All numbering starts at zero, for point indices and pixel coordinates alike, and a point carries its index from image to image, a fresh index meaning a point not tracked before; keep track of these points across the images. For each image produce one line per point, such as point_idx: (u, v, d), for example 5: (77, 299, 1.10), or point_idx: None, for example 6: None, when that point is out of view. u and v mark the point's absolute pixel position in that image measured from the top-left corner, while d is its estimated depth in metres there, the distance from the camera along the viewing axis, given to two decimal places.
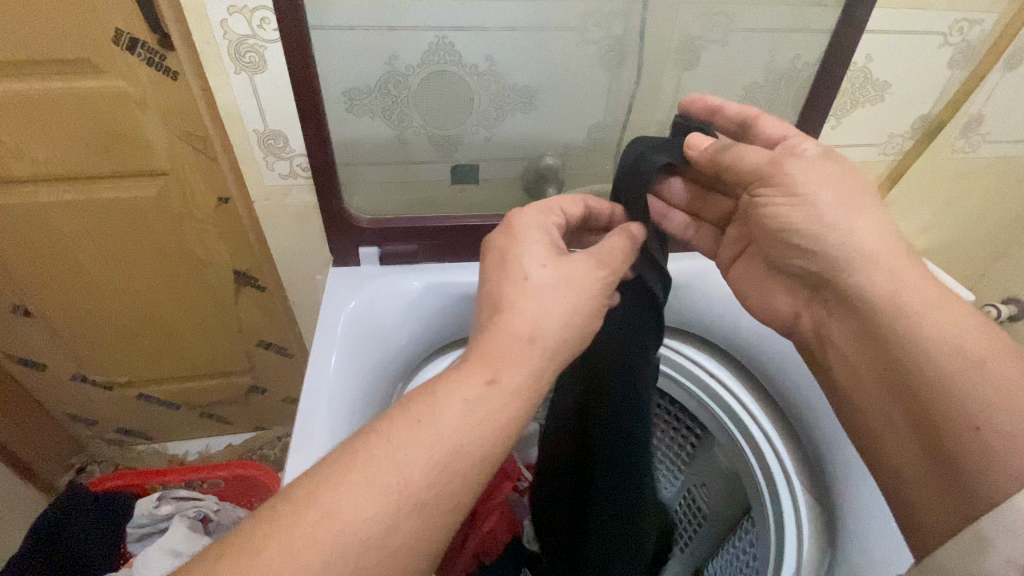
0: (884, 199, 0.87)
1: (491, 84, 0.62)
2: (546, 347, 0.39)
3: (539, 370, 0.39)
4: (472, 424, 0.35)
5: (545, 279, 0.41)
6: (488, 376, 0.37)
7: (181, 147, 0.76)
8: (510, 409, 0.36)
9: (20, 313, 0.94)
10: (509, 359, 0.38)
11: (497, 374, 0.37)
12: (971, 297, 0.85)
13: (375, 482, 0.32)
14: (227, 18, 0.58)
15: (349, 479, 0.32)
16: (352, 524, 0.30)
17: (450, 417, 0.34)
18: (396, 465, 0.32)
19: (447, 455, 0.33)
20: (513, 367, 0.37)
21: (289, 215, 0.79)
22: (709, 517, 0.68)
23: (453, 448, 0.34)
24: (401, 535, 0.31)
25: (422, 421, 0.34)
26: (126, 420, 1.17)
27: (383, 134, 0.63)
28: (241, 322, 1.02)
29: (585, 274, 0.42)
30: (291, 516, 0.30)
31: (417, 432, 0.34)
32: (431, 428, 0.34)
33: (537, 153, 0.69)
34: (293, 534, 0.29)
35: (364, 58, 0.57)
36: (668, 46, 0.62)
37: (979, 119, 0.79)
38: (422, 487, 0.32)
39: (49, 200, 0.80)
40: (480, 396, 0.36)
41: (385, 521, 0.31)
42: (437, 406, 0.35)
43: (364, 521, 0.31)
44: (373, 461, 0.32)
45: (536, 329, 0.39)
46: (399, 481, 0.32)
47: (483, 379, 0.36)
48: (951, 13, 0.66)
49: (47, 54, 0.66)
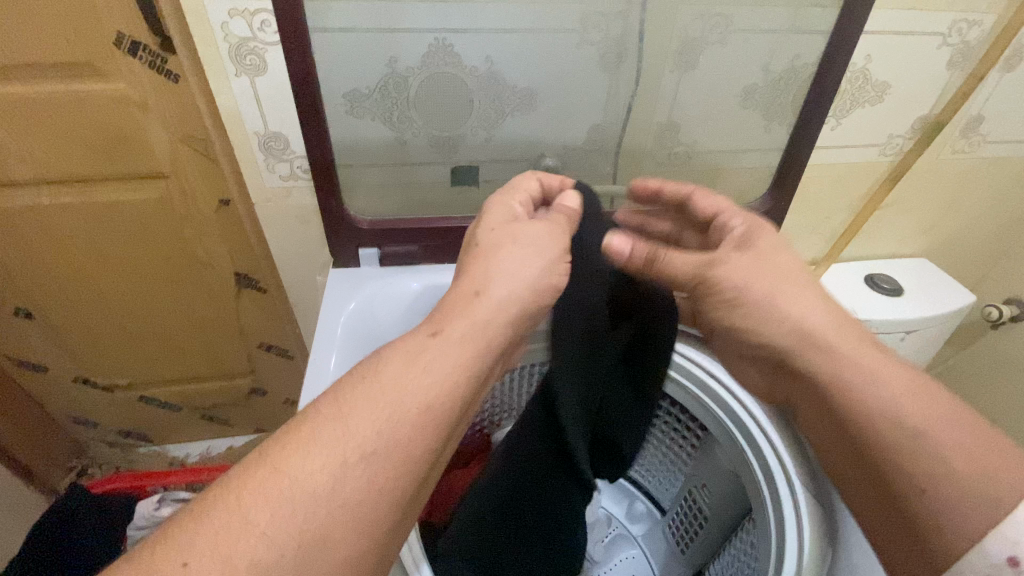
0: (885, 200, 0.87)
1: (491, 86, 0.62)
2: (496, 303, 0.38)
3: (486, 320, 0.37)
4: (415, 377, 0.33)
5: (493, 241, 0.42)
6: (432, 330, 0.36)
7: (181, 149, 0.76)
8: (459, 359, 0.35)
9: (21, 315, 0.95)
10: (457, 314, 0.37)
11: (441, 327, 0.36)
12: (972, 297, 0.85)
13: (317, 448, 0.30)
14: (228, 21, 0.59)
15: (296, 447, 0.30)
16: (301, 477, 0.29)
17: (392, 367, 0.34)
18: (342, 426, 0.31)
19: (388, 411, 0.32)
20: (454, 318, 0.37)
21: (289, 217, 0.79)
22: (710, 518, 0.68)
23: (398, 401, 0.32)
24: (351, 487, 0.29)
25: (366, 378, 0.33)
26: (126, 422, 1.17)
27: (383, 136, 0.63)
28: (242, 323, 1.02)
29: (537, 237, 0.42)
30: (244, 489, 0.28)
31: (362, 387, 0.33)
32: (374, 380, 0.33)
33: (536, 154, 0.69)
34: (240, 514, 0.27)
35: (364, 61, 0.57)
36: (668, 47, 0.62)
37: (978, 119, 0.79)
38: (366, 445, 0.30)
39: (50, 202, 0.80)
40: (423, 347, 0.35)
41: (334, 476, 0.29)
42: (386, 366, 0.34)
43: (316, 490, 0.29)
44: (317, 430, 0.30)
45: (484, 287, 0.39)
46: (346, 438, 0.30)
47: (427, 332, 0.36)
48: (950, 14, 0.67)
49: (49, 57, 0.67)
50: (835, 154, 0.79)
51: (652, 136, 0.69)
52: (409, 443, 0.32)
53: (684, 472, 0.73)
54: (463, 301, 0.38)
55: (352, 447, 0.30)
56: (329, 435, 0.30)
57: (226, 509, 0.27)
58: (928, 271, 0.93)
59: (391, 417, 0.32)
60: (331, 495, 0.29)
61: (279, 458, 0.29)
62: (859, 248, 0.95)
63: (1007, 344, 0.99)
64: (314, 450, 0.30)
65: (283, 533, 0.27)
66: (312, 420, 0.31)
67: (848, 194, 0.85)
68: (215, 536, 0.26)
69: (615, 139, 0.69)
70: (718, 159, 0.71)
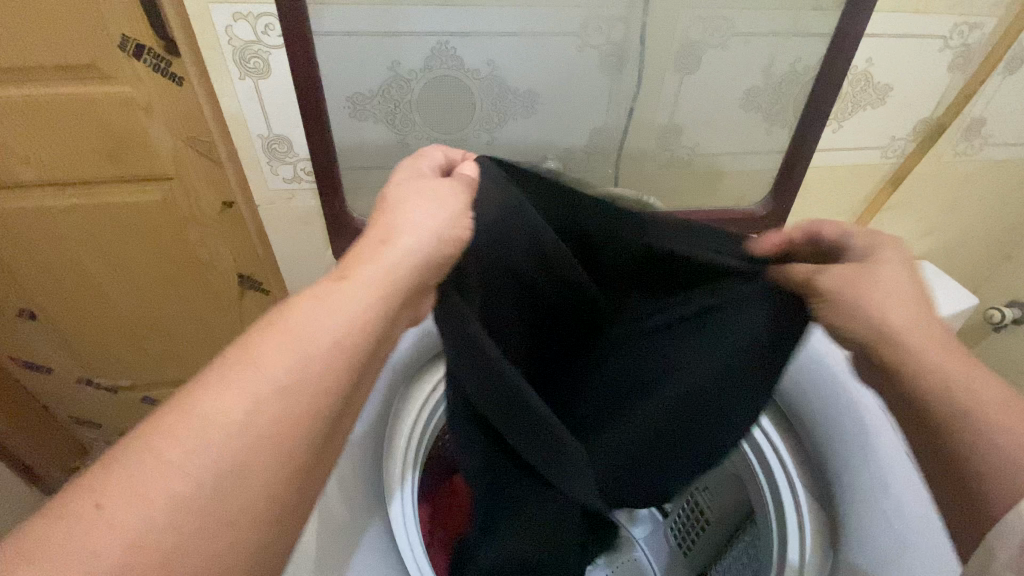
0: (887, 203, 0.87)
1: (493, 88, 0.62)
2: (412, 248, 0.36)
3: (399, 266, 0.35)
4: (326, 314, 0.31)
5: (399, 194, 0.38)
6: (336, 274, 0.34)
7: (185, 151, 0.77)
8: (370, 297, 0.33)
9: (25, 317, 0.95)
10: (362, 258, 0.35)
11: (345, 271, 0.34)
12: (974, 300, 0.85)
13: (225, 395, 0.27)
14: (231, 25, 0.59)
15: (197, 402, 0.27)
16: (209, 416, 0.26)
17: (299, 313, 0.31)
18: (249, 372, 0.28)
19: (301, 351, 0.29)
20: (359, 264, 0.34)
21: (292, 219, 0.79)
22: (712, 521, 0.68)
23: (309, 337, 0.30)
24: (266, 421, 0.27)
25: (271, 323, 0.30)
26: (130, 423, 1.17)
27: (385, 138, 0.63)
28: (244, 324, 1.02)
29: (448, 191, 0.39)
30: (138, 455, 0.25)
31: (268, 333, 0.30)
32: (280, 327, 0.30)
33: (539, 157, 0.69)
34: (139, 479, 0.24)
35: (367, 63, 0.58)
36: (669, 50, 0.62)
37: (980, 122, 0.79)
38: (284, 386, 0.28)
39: (55, 204, 0.81)
40: (327, 290, 0.32)
41: (245, 412, 0.27)
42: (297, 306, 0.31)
43: (233, 425, 0.26)
44: (224, 381, 0.27)
45: (391, 231, 0.36)
46: (256, 375, 0.28)
47: (331, 277, 0.33)
48: (951, 17, 0.67)
49: (55, 60, 0.67)
50: (836, 156, 0.79)
51: (654, 139, 0.69)
52: (326, 378, 0.30)
53: None
54: (370, 251, 0.35)
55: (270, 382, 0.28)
56: (242, 371, 0.28)
57: (133, 456, 0.25)
58: (930, 273, 0.93)
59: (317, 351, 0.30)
60: (256, 424, 0.27)
61: (190, 399, 0.27)
62: None
63: (1009, 347, 0.99)
64: (226, 387, 0.27)
65: (205, 471, 0.25)
66: (222, 361, 0.29)
67: (850, 196, 0.85)
68: (125, 484, 0.24)
69: (617, 142, 0.69)
70: (720, 161, 0.71)
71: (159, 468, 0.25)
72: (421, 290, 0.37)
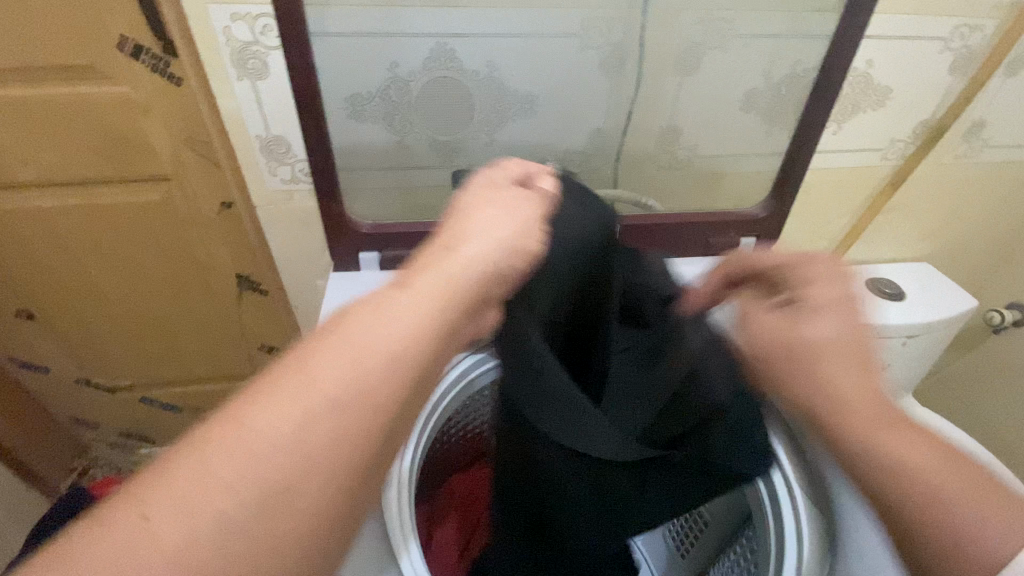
0: (888, 204, 0.87)
1: (492, 90, 0.62)
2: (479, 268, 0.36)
3: (461, 280, 0.35)
4: (388, 329, 0.30)
5: (468, 205, 0.39)
6: (397, 282, 0.33)
7: (183, 151, 0.77)
8: (430, 311, 0.32)
9: (24, 317, 0.95)
10: (424, 266, 0.35)
11: (405, 279, 0.34)
12: (973, 302, 0.85)
13: (283, 400, 0.27)
14: (230, 25, 0.59)
15: (250, 411, 0.27)
16: (263, 432, 0.26)
17: (360, 323, 0.31)
18: (304, 387, 0.27)
19: (354, 365, 0.29)
20: (417, 279, 0.34)
21: (290, 220, 0.79)
22: (710, 523, 0.67)
23: (364, 348, 0.29)
24: (318, 436, 0.27)
25: (326, 333, 0.30)
26: (128, 423, 1.17)
27: (384, 140, 0.63)
28: (243, 325, 1.02)
29: (519, 204, 0.40)
30: (186, 465, 0.25)
31: (324, 342, 0.30)
32: (335, 334, 0.30)
33: (538, 158, 0.69)
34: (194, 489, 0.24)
35: (366, 64, 0.58)
36: (669, 52, 0.62)
37: (981, 124, 0.79)
38: (334, 402, 0.27)
39: (54, 204, 0.81)
40: (386, 300, 0.32)
41: (296, 425, 0.26)
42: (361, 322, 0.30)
43: (281, 436, 0.26)
44: (281, 390, 0.27)
45: (456, 243, 0.36)
46: (310, 388, 0.27)
47: (391, 285, 0.33)
48: (952, 19, 0.67)
49: (53, 60, 0.67)
50: (836, 159, 0.79)
51: (653, 140, 0.69)
52: (379, 389, 0.29)
53: None
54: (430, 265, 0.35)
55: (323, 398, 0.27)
56: (296, 387, 0.27)
57: (193, 463, 0.25)
58: (929, 275, 0.93)
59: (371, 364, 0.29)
60: (304, 439, 0.26)
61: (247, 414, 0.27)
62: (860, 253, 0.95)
63: (1009, 350, 0.99)
64: (282, 398, 0.27)
65: (252, 485, 0.25)
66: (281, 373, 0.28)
67: (850, 198, 0.85)
68: (179, 493, 0.24)
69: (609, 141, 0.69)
70: (719, 164, 0.71)
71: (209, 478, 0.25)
72: (476, 303, 0.36)
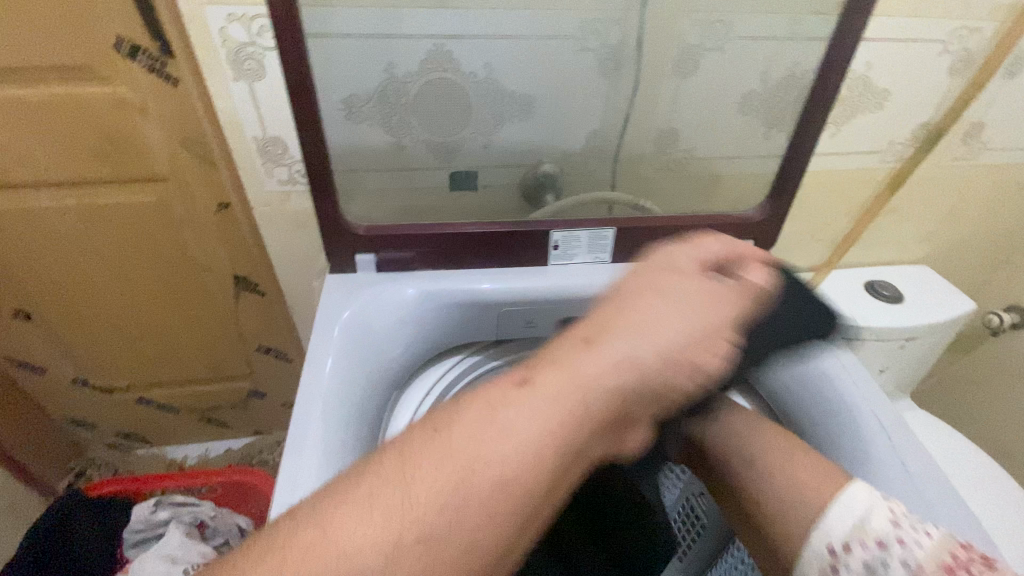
0: (886, 207, 0.86)
1: (489, 91, 0.62)
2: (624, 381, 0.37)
3: (589, 386, 0.36)
4: (508, 441, 0.33)
5: (629, 302, 0.43)
6: (520, 379, 0.36)
7: (180, 152, 0.76)
8: (548, 420, 0.34)
9: (20, 318, 0.95)
10: (553, 365, 0.37)
11: (530, 377, 0.37)
12: (972, 304, 0.85)
13: (374, 503, 0.30)
14: (226, 26, 0.59)
15: (345, 506, 0.30)
16: (349, 542, 0.28)
17: (467, 423, 0.34)
18: (403, 493, 0.30)
19: (459, 474, 0.31)
20: (548, 369, 0.37)
21: (288, 221, 0.79)
22: (708, 527, 0.67)
23: (473, 459, 0.32)
24: (405, 566, 0.28)
25: (438, 430, 0.34)
26: (126, 424, 1.17)
27: (380, 141, 0.63)
28: (241, 326, 1.02)
29: (692, 301, 0.43)
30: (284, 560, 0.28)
31: (430, 443, 0.33)
32: (442, 437, 0.33)
33: (535, 160, 0.69)
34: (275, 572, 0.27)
35: (362, 65, 0.57)
36: (666, 55, 0.62)
37: (979, 126, 0.79)
38: (426, 517, 0.30)
39: (50, 205, 0.80)
40: (507, 394, 0.35)
41: (384, 552, 0.28)
42: (510, 395, 0.35)
43: (360, 539, 0.28)
44: (372, 498, 0.30)
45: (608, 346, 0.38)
46: (406, 491, 0.30)
47: (513, 383, 0.36)
48: (950, 21, 0.66)
49: (49, 61, 0.67)
50: (835, 161, 0.79)
51: (651, 142, 0.69)
52: (466, 510, 0.30)
53: (683, 478, 0.71)
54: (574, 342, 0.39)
55: (490, 456, 0.32)
56: (469, 437, 0.33)
57: (331, 515, 0.30)
58: (927, 277, 0.92)
59: (526, 436, 0.33)
60: (467, 486, 0.31)
61: (433, 447, 0.33)
62: (859, 255, 0.94)
63: (1007, 352, 0.99)
64: (462, 443, 0.33)
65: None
66: (455, 417, 0.34)
67: (849, 200, 0.85)
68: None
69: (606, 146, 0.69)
70: (718, 166, 0.70)
71: (407, 493, 0.30)
72: (611, 418, 0.37)
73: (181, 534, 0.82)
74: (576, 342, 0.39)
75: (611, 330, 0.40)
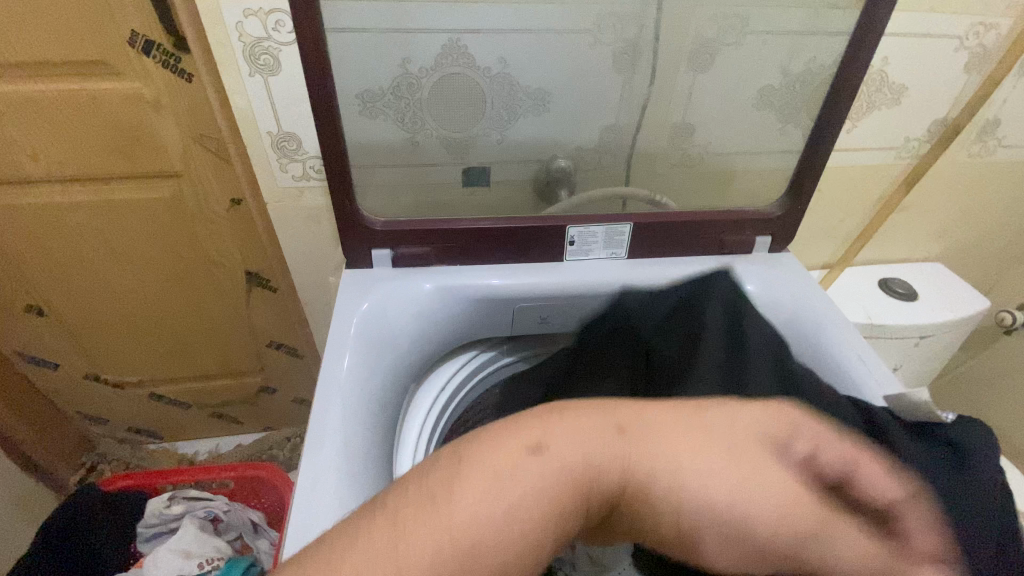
0: (902, 203, 0.86)
1: (505, 86, 0.62)
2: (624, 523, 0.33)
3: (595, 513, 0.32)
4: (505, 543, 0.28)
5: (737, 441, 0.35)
6: (533, 444, 0.31)
7: (194, 147, 0.76)
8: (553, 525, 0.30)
9: (34, 312, 0.95)
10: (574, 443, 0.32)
11: (543, 442, 0.32)
12: (986, 303, 0.84)
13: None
14: (242, 21, 0.59)
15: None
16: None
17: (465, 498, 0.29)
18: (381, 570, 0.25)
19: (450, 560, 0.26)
20: (566, 441, 0.32)
21: (300, 216, 0.79)
22: None
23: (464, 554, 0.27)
24: None
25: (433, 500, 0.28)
26: (137, 419, 1.17)
27: (395, 136, 0.63)
28: (252, 322, 1.02)
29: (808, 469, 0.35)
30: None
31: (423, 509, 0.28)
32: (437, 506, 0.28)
33: (549, 155, 0.68)
34: None
35: (379, 60, 0.57)
36: (682, 50, 0.61)
37: (995, 123, 0.78)
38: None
39: (64, 199, 0.81)
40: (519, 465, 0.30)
41: None
42: (521, 469, 0.30)
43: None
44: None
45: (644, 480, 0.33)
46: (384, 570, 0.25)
47: (526, 448, 0.31)
48: (967, 17, 0.66)
49: (66, 56, 0.67)
50: (849, 158, 0.79)
51: (667, 138, 0.69)
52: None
53: None
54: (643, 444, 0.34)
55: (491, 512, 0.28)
56: (473, 508, 0.28)
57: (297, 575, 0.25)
58: (940, 275, 0.92)
59: (536, 504, 0.29)
60: (460, 548, 0.27)
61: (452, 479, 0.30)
62: (872, 252, 0.94)
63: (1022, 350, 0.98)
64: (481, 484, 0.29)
65: None
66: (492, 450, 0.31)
67: (863, 198, 0.84)
68: None
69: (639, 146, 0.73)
70: (733, 161, 0.70)
71: (400, 538, 0.27)
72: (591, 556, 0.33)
73: (195, 529, 0.82)
74: (609, 427, 0.34)
75: (659, 446, 0.33)
